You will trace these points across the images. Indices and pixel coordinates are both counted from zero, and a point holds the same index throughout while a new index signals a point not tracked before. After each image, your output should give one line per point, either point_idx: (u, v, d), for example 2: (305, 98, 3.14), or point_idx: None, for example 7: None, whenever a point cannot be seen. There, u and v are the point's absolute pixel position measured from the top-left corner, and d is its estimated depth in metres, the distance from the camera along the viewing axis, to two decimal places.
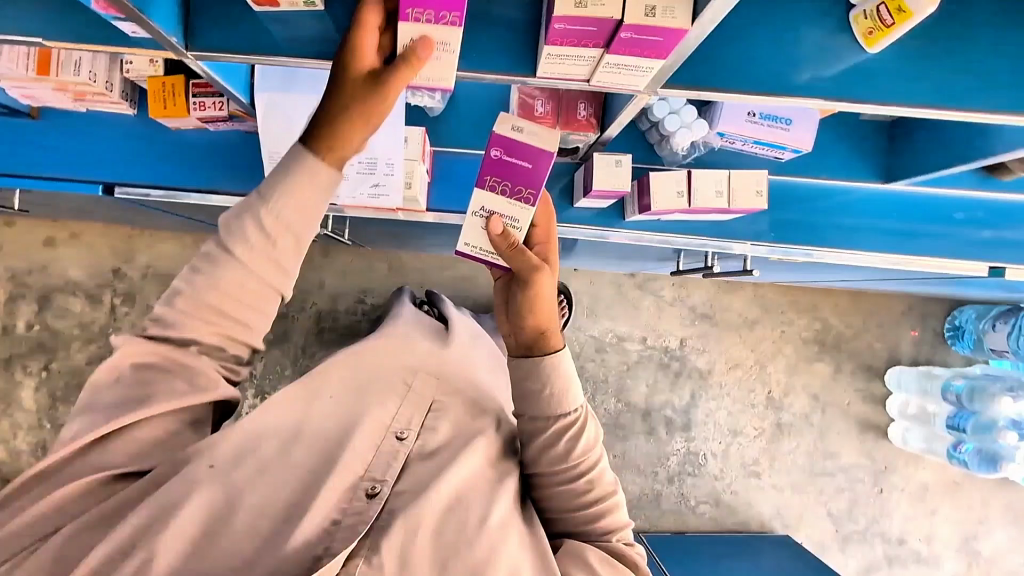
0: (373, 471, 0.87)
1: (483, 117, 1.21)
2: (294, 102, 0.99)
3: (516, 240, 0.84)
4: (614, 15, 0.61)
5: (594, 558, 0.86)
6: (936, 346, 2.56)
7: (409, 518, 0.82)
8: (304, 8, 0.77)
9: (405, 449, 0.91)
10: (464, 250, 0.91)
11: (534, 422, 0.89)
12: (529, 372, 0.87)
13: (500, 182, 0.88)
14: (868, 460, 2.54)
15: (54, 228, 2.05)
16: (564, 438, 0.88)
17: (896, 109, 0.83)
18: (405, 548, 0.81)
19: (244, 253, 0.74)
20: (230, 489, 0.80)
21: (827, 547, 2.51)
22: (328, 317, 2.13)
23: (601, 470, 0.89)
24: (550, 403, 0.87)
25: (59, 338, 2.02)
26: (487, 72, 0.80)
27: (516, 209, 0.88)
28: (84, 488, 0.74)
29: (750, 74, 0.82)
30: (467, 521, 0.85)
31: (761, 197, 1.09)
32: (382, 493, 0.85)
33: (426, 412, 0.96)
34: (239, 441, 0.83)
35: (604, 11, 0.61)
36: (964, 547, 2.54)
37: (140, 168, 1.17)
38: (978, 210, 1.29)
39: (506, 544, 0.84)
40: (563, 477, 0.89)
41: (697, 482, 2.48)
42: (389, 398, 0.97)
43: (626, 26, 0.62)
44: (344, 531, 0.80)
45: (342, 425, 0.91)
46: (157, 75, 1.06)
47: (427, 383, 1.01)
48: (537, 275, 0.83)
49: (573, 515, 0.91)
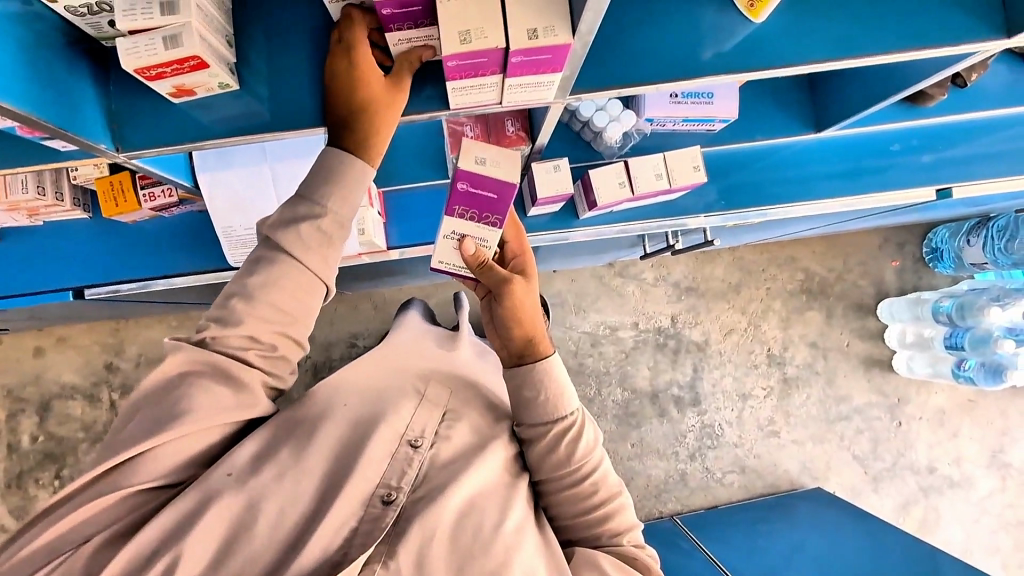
0: (388, 478, 0.88)
1: (423, 152, 1.24)
2: (234, 176, 1.03)
3: (488, 259, 0.88)
4: (500, 45, 0.66)
5: (606, 562, 0.87)
6: (919, 271, 2.60)
7: (424, 525, 0.84)
8: (221, 91, 0.81)
9: (420, 457, 0.91)
10: (438, 267, 0.93)
11: (534, 429, 0.92)
12: (523, 380, 0.90)
13: (467, 211, 0.90)
14: (881, 396, 2.56)
15: (41, 336, 2.07)
16: (565, 441, 0.90)
17: (794, 68, 0.87)
18: (422, 551, 0.83)
19: (301, 253, 0.82)
20: (244, 510, 0.82)
21: (859, 490, 2.52)
22: (325, 367, 2.15)
23: (604, 472, 0.91)
24: (545, 408, 0.90)
25: (65, 444, 2.03)
26: (418, 113, 0.81)
27: (483, 231, 0.91)
28: (111, 525, 0.79)
29: (654, 64, 0.86)
30: (484, 525, 0.86)
31: (699, 171, 1.14)
32: (398, 500, 0.86)
33: (440, 419, 0.96)
34: (254, 449, 0.88)
35: (487, 43, 0.65)
36: (994, 463, 2.56)
37: (105, 267, 1.20)
38: (912, 138, 1.35)
39: (521, 550, 0.85)
40: (565, 483, 0.92)
41: (718, 453, 2.49)
42: (406, 402, 0.97)
43: (513, 52, 0.66)
44: (362, 537, 0.83)
45: (360, 429, 0.92)
46: (104, 176, 1.10)
47: (441, 390, 1.01)
48: (510, 287, 0.87)
49: (580, 520, 0.93)
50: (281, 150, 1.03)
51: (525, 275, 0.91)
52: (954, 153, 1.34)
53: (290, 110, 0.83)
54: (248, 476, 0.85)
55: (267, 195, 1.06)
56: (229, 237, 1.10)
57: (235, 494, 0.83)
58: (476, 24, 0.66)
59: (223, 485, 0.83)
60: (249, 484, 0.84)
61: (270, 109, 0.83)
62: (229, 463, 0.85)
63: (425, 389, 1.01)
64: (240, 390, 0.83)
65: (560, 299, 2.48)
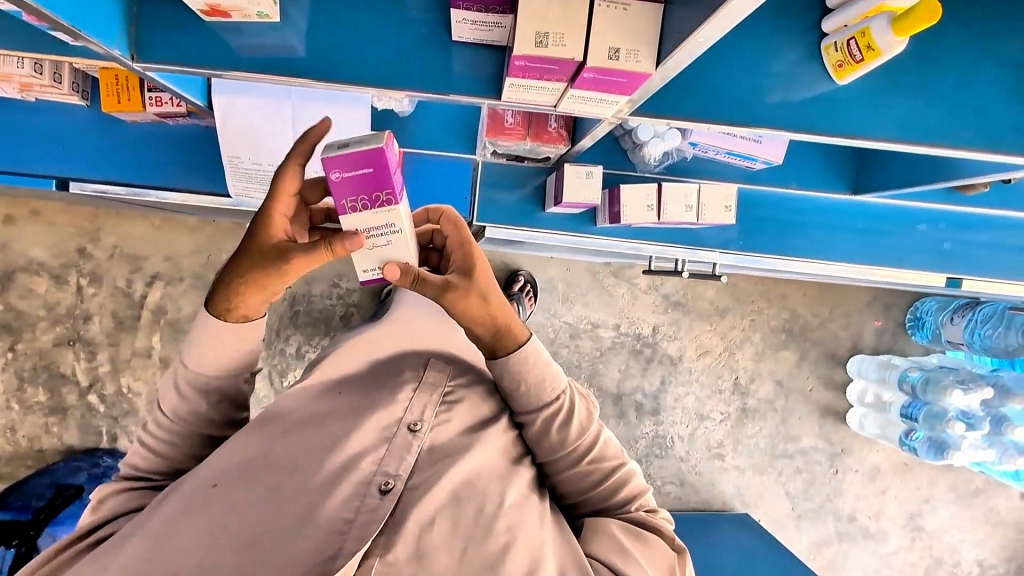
0: (386, 465, 0.82)
1: (455, 123, 1.20)
2: (250, 104, 0.98)
3: (419, 271, 0.78)
4: (576, 58, 0.65)
5: (616, 527, 0.86)
6: (897, 335, 2.65)
7: (424, 509, 0.79)
8: (259, 20, 0.75)
9: (419, 442, 0.85)
10: (366, 279, 0.81)
11: (524, 414, 0.90)
12: (502, 372, 0.87)
13: (356, 198, 0.74)
14: (827, 443, 2.66)
15: (13, 205, 1.94)
16: (557, 424, 0.88)
17: (866, 141, 0.84)
18: (421, 537, 0.77)
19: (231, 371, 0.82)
20: (230, 507, 0.76)
21: (782, 523, 2.66)
22: (302, 301, 2.10)
23: (603, 442, 0.90)
24: (530, 396, 0.88)
25: (24, 320, 1.95)
26: (459, 95, 0.78)
27: (383, 216, 0.75)
28: None
29: (724, 99, 0.82)
30: (484, 507, 0.81)
31: (729, 213, 1.12)
32: (396, 489, 0.79)
33: (439, 402, 0.90)
34: (243, 457, 0.81)
35: (565, 52, 0.65)
36: (909, 524, 2.72)
37: (94, 165, 1.12)
38: (940, 221, 1.32)
39: (526, 527, 0.81)
40: (568, 461, 0.89)
41: (663, 463, 2.57)
42: (400, 389, 0.91)
43: (589, 67, 0.66)
44: (359, 529, 0.74)
45: (351, 416, 0.87)
46: (110, 68, 1.02)
47: (441, 372, 0.94)
48: (447, 296, 0.79)
49: (591, 495, 0.91)
50: (309, 94, 0.98)
51: (468, 275, 0.80)
52: (970, 237, 1.32)
53: (334, 58, 0.77)
54: (234, 482, 0.78)
55: (282, 135, 1.01)
56: (234, 168, 1.05)
57: (219, 506, 0.76)
58: (557, 28, 0.65)
59: (205, 497, 0.76)
60: (229, 495, 0.77)
61: (311, 50, 0.77)
62: (214, 472, 0.79)
63: (424, 372, 0.94)
64: None
65: (550, 285, 2.46)
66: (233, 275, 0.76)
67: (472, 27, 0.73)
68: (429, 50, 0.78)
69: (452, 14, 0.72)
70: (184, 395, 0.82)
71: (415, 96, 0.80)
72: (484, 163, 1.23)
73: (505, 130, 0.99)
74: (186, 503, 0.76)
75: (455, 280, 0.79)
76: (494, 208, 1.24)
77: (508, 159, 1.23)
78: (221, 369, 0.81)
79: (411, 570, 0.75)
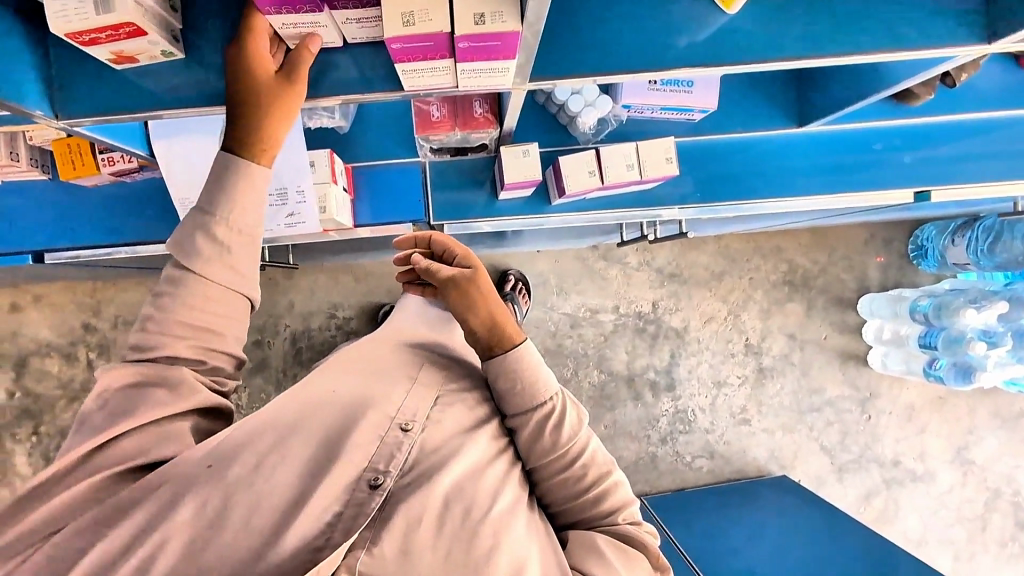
0: (375, 462, 0.79)
1: (396, 131, 1.25)
2: (189, 146, 1.04)
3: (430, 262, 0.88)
4: (444, 29, 0.68)
5: (602, 541, 0.83)
6: (903, 267, 2.59)
7: (410, 508, 0.77)
8: (165, 59, 0.80)
9: (411, 441, 0.81)
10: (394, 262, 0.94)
11: (515, 417, 0.87)
12: (496, 374, 0.86)
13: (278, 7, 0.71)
14: (853, 389, 2.60)
15: (17, 293, 2.03)
16: (549, 427, 0.85)
17: (772, 64, 0.85)
18: (407, 538, 0.75)
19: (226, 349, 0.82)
20: (226, 492, 0.74)
21: (825, 479, 2.58)
22: (304, 337, 2.15)
23: (592, 450, 0.86)
24: (522, 397, 0.85)
25: (42, 402, 2.01)
26: (369, 93, 0.84)
27: (308, 19, 0.74)
28: (60, 528, 0.72)
29: (629, 49, 0.85)
30: (471, 511, 0.78)
31: (671, 163, 1.13)
32: (385, 485, 0.77)
33: (435, 401, 0.86)
34: (236, 438, 0.77)
35: (432, 27, 0.68)
36: (957, 459, 2.62)
37: (67, 233, 1.19)
38: (896, 137, 1.30)
39: (511, 528, 0.78)
40: (557, 467, 0.86)
41: (689, 438, 2.52)
42: (398, 381, 0.86)
43: (460, 37, 0.69)
44: (346, 522, 0.74)
45: (346, 411, 0.82)
46: (62, 138, 1.08)
47: (436, 372, 0.89)
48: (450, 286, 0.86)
49: (576, 504, 0.87)
50: None
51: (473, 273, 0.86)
52: (931, 152, 1.30)
53: None
54: (229, 458, 0.75)
55: None
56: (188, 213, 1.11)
57: (202, 510, 0.73)
58: (421, 5, 0.68)
59: (200, 477, 0.74)
60: (223, 482, 0.74)
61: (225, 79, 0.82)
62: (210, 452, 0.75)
63: (418, 372, 0.89)
64: (183, 382, 0.77)
65: (542, 280, 2.47)
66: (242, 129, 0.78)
67: (350, 21, 0.75)
68: (337, 62, 0.83)
69: (334, 14, 0.73)
70: (206, 254, 0.78)
71: (348, 100, 0.85)
72: (430, 164, 1.27)
73: (433, 124, 1.04)
74: (181, 486, 0.73)
75: (463, 274, 0.86)
76: (449, 206, 1.28)
77: (452, 155, 1.27)
78: (247, 250, 0.80)
79: (398, 567, 0.73)
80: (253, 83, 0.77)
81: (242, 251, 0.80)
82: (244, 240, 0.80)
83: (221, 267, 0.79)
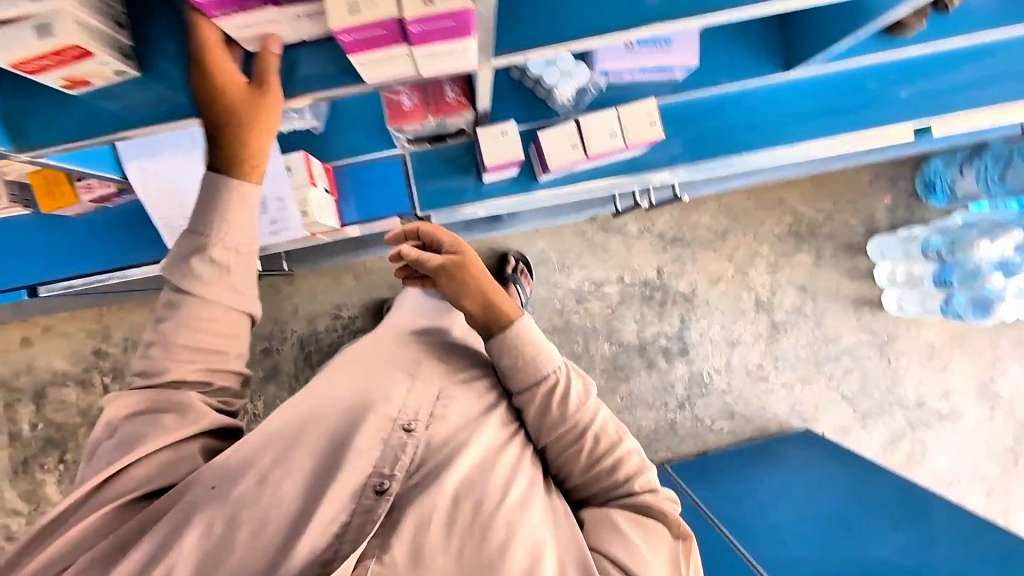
0: (380, 466, 0.79)
1: (371, 123, 1.21)
2: (163, 165, 1.06)
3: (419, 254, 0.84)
4: (391, 14, 0.64)
5: (619, 518, 0.82)
6: (910, 205, 2.48)
7: (419, 510, 0.76)
8: (120, 78, 0.78)
9: (415, 441, 0.83)
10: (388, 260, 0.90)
11: (521, 394, 0.88)
12: (499, 352, 0.87)
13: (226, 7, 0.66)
14: (871, 334, 2.55)
15: (27, 327, 2.06)
16: (554, 400, 0.86)
17: (746, 13, 0.82)
18: (417, 540, 0.74)
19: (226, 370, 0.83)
20: (232, 508, 0.74)
21: (849, 428, 2.55)
22: (311, 340, 2.16)
23: (602, 421, 0.86)
24: (526, 373, 0.86)
25: (65, 430, 2.04)
26: (333, 89, 0.81)
27: (260, 16, 0.69)
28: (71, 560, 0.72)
29: (593, 15, 0.81)
30: (482, 504, 0.77)
31: (655, 127, 1.10)
32: (392, 489, 0.78)
33: (435, 400, 0.87)
34: (242, 454, 0.79)
35: (377, 13, 0.64)
36: (983, 394, 2.58)
37: (56, 264, 1.20)
38: (888, 72, 1.24)
39: (526, 520, 0.77)
40: (568, 440, 0.86)
41: (707, 401, 2.51)
42: (398, 379, 0.87)
43: (410, 21, 0.66)
44: (355, 531, 0.74)
45: (349, 415, 0.83)
46: (37, 170, 1.09)
47: (436, 369, 0.91)
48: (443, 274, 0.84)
49: (592, 479, 0.86)
50: None
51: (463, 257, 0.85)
52: (926, 83, 1.24)
53: None
54: (231, 479, 0.76)
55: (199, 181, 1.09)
56: (167, 229, 1.14)
57: (211, 529, 0.73)
58: None
59: (205, 498, 0.75)
60: (228, 498, 0.74)
61: (185, 93, 0.80)
62: (210, 474, 0.76)
63: (417, 370, 0.90)
64: None
65: (543, 258, 2.44)
66: (232, 151, 0.79)
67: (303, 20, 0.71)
68: (293, 59, 0.79)
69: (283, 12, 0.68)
70: (205, 277, 0.81)
71: (318, 99, 0.84)
72: (410, 155, 1.24)
73: (405, 114, 1.02)
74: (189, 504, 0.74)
75: (452, 260, 0.84)
76: (434, 195, 1.26)
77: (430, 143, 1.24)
78: (246, 270, 0.85)
79: (410, 573, 0.72)
80: (224, 105, 0.75)
81: (241, 271, 0.84)
82: (242, 261, 0.84)
83: (220, 287, 0.82)
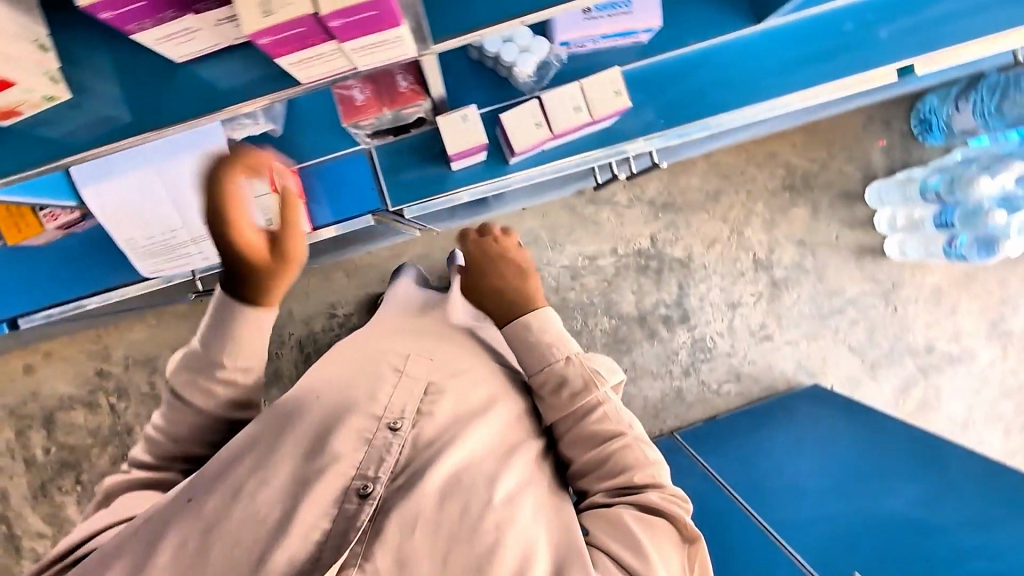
0: (364, 468, 0.80)
1: (333, 119, 1.18)
2: (117, 185, 1.08)
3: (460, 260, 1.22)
4: (307, 10, 0.62)
5: (627, 515, 0.80)
6: (908, 145, 2.42)
7: (403, 514, 0.76)
8: (53, 103, 0.76)
9: (401, 440, 0.82)
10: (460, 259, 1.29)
11: (534, 377, 0.93)
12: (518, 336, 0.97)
13: (141, 20, 0.67)
14: (875, 283, 2.50)
15: (27, 355, 2.08)
16: (562, 384, 0.90)
17: None
18: (403, 547, 0.75)
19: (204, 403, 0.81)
20: (206, 525, 0.74)
21: (859, 379, 2.53)
22: (309, 342, 2.16)
23: (606, 407, 0.88)
24: (536, 355, 0.94)
25: (78, 452, 2.08)
26: (275, 93, 0.78)
27: (177, 27, 0.68)
28: None
29: None
30: (470, 506, 0.78)
31: (621, 95, 1.07)
32: (375, 492, 0.78)
33: (421, 397, 0.87)
34: (219, 467, 0.78)
35: (294, 10, 0.61)
36: (994, 332, 2.54)
37: (35, 296, 1.28)
38: (865, 13, 1.18)
39: (516, 519, 0.77)
40: (571, 422, 0.90)
41: (712, 365, 2.50)
42: (383, 379, 0.88)
43: (329, 16, 0.63)
44: (336, 538, 0.75)
45: (332, 416, 0.83)
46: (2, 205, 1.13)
47: (421, 363, 0.91)
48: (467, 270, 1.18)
49: (594, 466, 0.87)
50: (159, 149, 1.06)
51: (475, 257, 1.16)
52: (902, 23, 1.18)
53: (145, 104, 0.78)
54: (209, 492, 0.76)
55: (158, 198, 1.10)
56: (135, 247, 1.18)
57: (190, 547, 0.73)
58: None
59: (179, 511, 0.75)
60: (203, 514, 0.75)
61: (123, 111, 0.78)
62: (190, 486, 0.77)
63: (404, 365, 0.90)
64: None
65: (534, 236, 2.41)
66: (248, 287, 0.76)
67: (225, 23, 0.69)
68: (225, 65, 0.76)
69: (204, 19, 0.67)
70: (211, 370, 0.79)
71: (262, 105, 0.80)
72: (375, 148, 1.22)
73: (359, 108, 1.02)
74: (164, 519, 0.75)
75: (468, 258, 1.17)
76: (404, 188, 1.23)
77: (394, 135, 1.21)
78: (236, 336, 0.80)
79: None
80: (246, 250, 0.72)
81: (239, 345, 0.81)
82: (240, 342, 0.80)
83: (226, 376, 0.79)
